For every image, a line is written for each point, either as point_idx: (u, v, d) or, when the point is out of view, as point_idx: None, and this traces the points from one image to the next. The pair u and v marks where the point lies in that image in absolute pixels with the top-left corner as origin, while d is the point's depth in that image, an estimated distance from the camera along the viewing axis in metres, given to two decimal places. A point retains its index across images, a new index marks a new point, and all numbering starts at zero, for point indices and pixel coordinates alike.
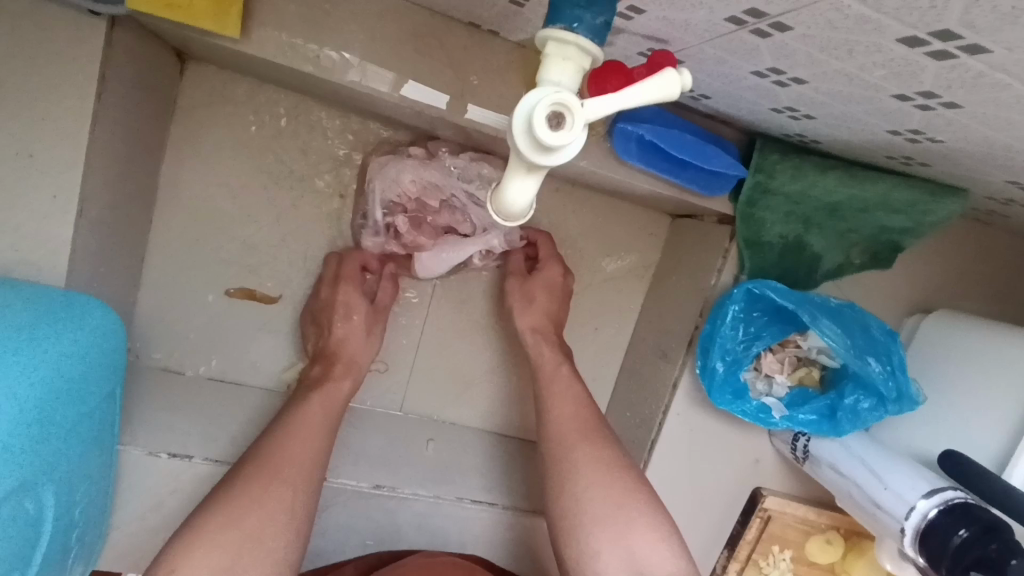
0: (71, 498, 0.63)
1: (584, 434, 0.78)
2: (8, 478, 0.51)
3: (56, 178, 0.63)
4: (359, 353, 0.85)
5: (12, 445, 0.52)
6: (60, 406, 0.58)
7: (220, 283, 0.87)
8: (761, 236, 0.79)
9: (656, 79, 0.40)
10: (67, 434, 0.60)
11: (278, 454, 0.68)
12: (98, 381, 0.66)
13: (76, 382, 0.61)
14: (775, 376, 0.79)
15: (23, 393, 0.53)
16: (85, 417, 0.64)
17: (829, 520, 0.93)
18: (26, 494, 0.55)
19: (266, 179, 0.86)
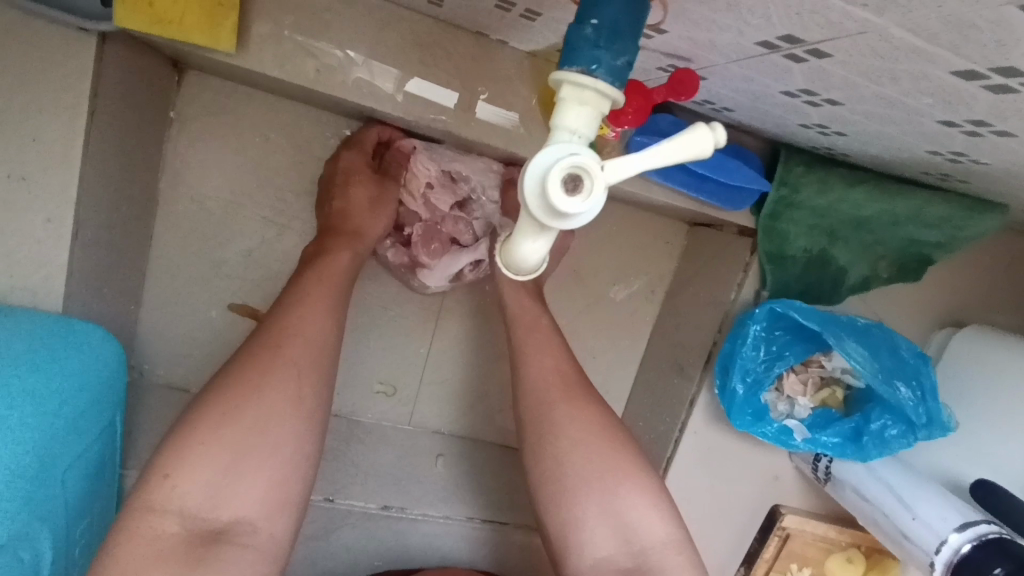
0: (72, 535, 0.60)
1: (570, 389, 0.69)
2: (4, 530, 0.49)
3: (49, 201, 0.60)
4: (366, 226, 0.75)
5: (6, 494, 0.49)
6: (56, 445, 0.56)
7: (224, 298, 0.85)
8: (783, 250, 0.75)
9: (684, 138, 0.36)
10: (65, 473, 0.58)
11: (280, 330, 0.59)
12: (97, 410, 0.64)
13: (73, 415, 0.59)
14: (798, 398, 0.76)
15: (16, 438, 0.50)
16: (84, 450, 0.62)
17: (850, 538, 0.91)
18: (24, 543, 0.52)
19: (268, 190, 0.83)
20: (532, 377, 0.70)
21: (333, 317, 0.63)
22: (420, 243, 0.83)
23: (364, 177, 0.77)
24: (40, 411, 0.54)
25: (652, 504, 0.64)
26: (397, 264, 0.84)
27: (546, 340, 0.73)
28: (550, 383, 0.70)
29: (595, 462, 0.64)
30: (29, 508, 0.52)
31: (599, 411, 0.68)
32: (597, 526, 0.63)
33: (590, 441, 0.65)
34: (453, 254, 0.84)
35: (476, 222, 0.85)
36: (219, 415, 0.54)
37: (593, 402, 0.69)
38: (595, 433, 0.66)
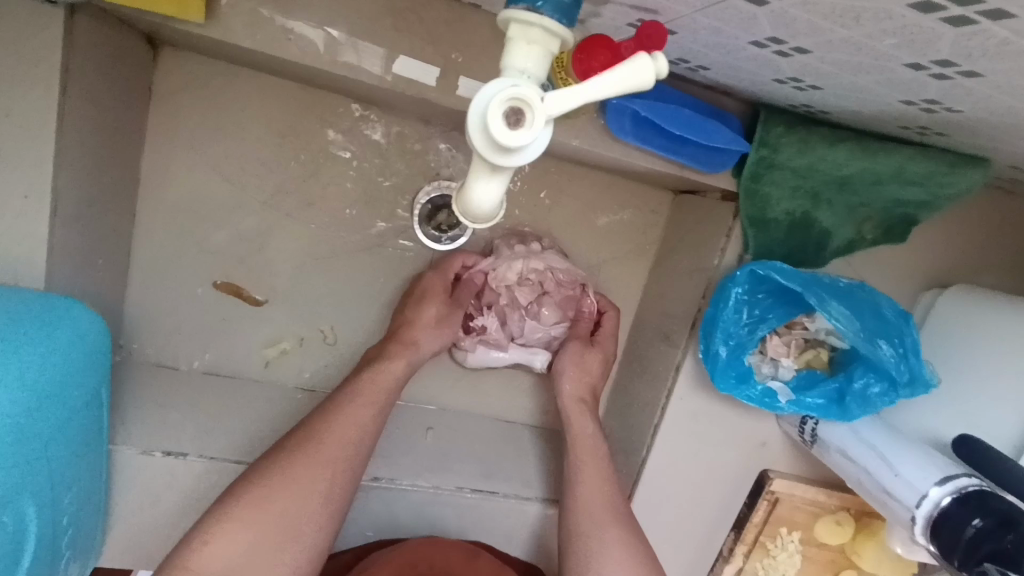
0: (54, 504, 0.60)
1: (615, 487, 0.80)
2: None
3: (26, 177, 0.61)
4: (421, 339, 0.83)
5: None
6: (40, 412, 0.56)
7: (208, 275, 0.85)
8: (766, 214, 0.76)
9: (623, 69, 0.37)
10: (49, 437, 0.58)
11: (327, 431, 0.70)
12: (85, 380, 0.64)
13: (36, 391, 0.56)
14: (781, 359, 0.76)
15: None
16: (56, 426, 0.59)
17: (839, 501, 0.92)
18: (8, 506, 0.52)
19: (249, 167, 0.83)
20: (579, 490, 0.79)
21: (377, 421, 0.74)
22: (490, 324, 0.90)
23: (436, 298, 0.85)
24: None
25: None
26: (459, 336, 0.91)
27: (591, 446, 0.83)
28: (597, 503, 0.78)
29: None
30: (7, 480, 0.52)
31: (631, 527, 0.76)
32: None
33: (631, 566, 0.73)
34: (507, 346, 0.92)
35: (529, 325, 0.91)
36: (257, 496, 0.64)
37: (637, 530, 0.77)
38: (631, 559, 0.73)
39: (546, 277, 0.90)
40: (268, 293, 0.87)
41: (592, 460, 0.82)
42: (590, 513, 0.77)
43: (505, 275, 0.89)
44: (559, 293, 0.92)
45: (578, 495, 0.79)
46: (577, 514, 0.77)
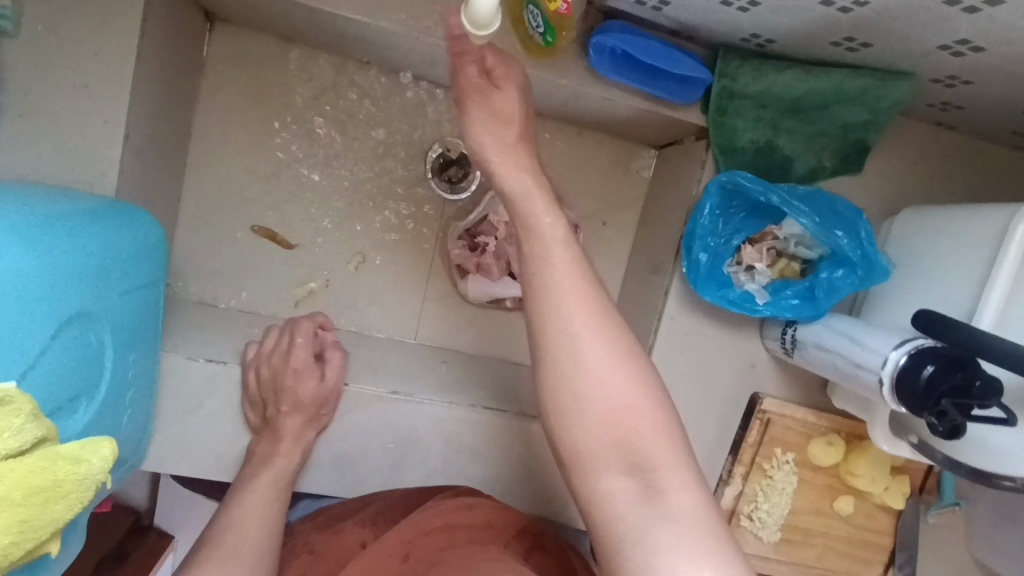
0: (118, 400, 0.66)
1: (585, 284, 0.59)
2: (75, 303, 0.56)
3: (105, 106, 0.73)
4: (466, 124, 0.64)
5: (79, 278, 0.57)
6: (116, 271, 0.64)
7: (247, 222, 0.97)
8: (733, 142, 0.87)
9: None
10: (122, 296, 0.65)
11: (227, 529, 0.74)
12: (151, 270, 0.73)
13: (115, 283, 0.64)
14: (756, 266, 0.85)
15: (86, 246, 0.58)
16: (127, 321, 0.67)
17: (829, 423, 0.98)
18: (90, 330, 0.59)
19: (283, 127, 0.96)
20: (539, 297, 0.58)
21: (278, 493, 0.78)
22: (490, 255, 0.98)
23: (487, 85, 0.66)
24: (87, 261, 0.58)
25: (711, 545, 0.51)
26: (458, 260, 0.99)
27: (560, 236, 0.60)
28: (572, 307, 0.58)
29: (642, 424, 0.55)
30: (94, 310, 0.59)
31: (624, 337, 0.59)
32: (609, 478, 0.54)
33: (627, 392, 0.56)
34: (506, 281, 1.00)
35: None
36: None
37: (628, 337, 0.59)
38: (626, 378, 0.57)
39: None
40: (298, 240, 0.98)
41: (561, 269, 0.59)
42: (568, 325, 0.57)
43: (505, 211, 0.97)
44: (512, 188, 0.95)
45: (545, 314, 0.58)
46: (549, 332, 0.57)
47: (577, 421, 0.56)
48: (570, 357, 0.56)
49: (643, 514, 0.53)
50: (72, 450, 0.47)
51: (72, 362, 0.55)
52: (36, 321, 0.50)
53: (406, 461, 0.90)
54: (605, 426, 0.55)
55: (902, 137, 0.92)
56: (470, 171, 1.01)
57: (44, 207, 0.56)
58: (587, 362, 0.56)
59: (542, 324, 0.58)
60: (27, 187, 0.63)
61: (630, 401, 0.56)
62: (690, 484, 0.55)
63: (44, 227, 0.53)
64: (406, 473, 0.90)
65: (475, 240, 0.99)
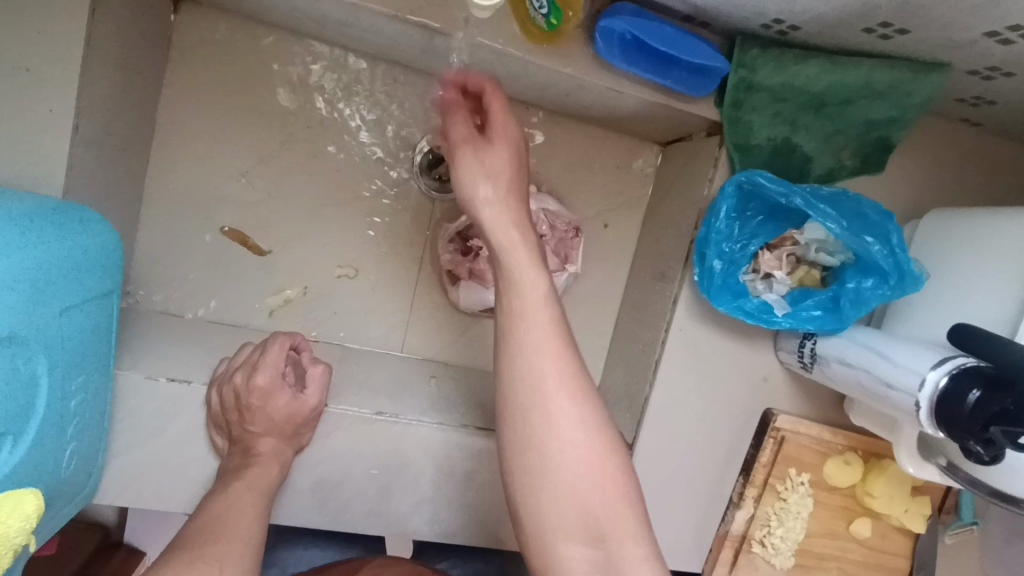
0: (60, 433, 0.58)
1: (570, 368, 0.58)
2: (1, 325, 0.48)
3: (50, 91, 0.64)
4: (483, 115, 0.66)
5: (7, 295, 0.48)
6: (58, 283, 0.56)
7: (217, 224, 0.88)
8: (749, 139, 0.80)
9: None
10: (65, 313, 0.57)
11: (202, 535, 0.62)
12: (105, 282, 0.65)
13: (54, 296, 0.55)
14: (775, 274, 0.78)
15: (20, 254, 0.50)
16: (69, 339, 0.58)
17: (846, 441, 0.91)
18: (22, 355, 0.50)
19: (257, 119, 0.87)
20: (529, 393, 0.57)
21: (263, 514, 0.68)
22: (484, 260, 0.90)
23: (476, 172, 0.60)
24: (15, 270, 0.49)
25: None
26: (450, 265, 0.91)
27: (546, 317, 0.59)
28: (553, 398, 0.57)
29: (611, 502, 0.56)
30: (27, 331, 0.51)
31: (598, 430, 0.58)
32: (571, 558, 0.55)
33: (600, 479, 0.56)
34: None
35: None
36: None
37: (600, 413, 0.58)
38: (598, 468, 0.57)
39: (540, 219, 0.92)
40: (273, 243, 0.90)
41: (540, 326, 0.59)
42: (545, 410, 0.57)
43: None
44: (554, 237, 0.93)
45: (523, 414, 0.57)
46: (524, 418, 0.56)
47: (547, 520, 0.55)
48: (550, 465, 0.56)
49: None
50: None
51: None
52: None
53: (392, 487, 0.82)
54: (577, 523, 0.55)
55: (927, 135, 0.86)
56: None
57: None
58: (569, 461, 0.56)
59: (518, 400, 0.57)
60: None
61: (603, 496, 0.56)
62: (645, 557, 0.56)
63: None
64: (391, 500, 0.82)
65: (468, 243, 0.91)
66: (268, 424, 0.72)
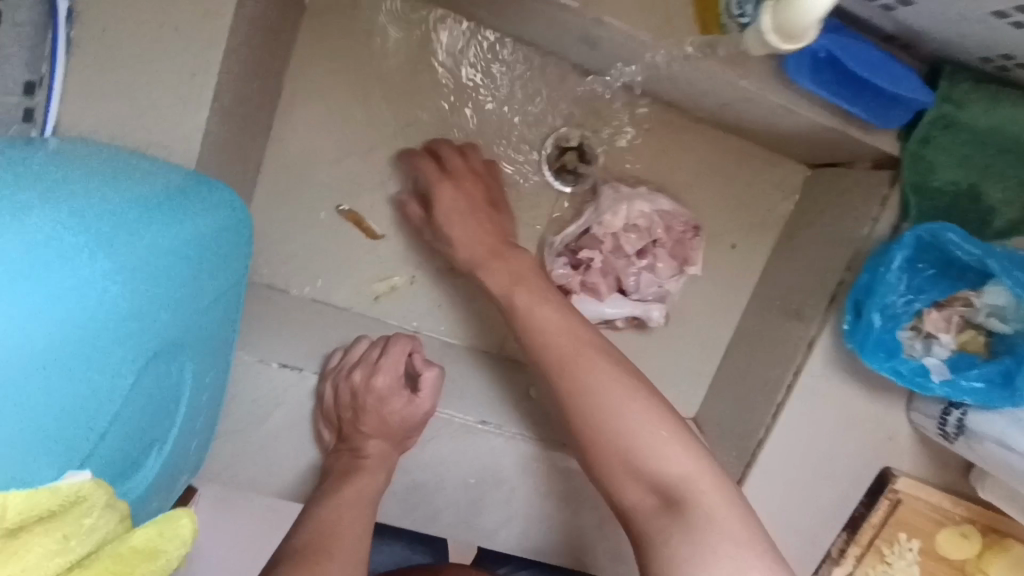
0: (196, 418, 0.60)
1: (584, 341, 0.68)
2: (149, 342, 0.49)
3: (196, 55, 0.61)
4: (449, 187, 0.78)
5: (150, 308, 0.49)
6: (196, 272, 0.55)
7: (331, 200, 0.84)
8: (930, 181, 0.71)
9: None
10: (205, 302, 0.57)
11: (317, 542, 0.60)
12: (240, 255, 0.63)
13: (201, 293, 0.56)
14: (939, 336, 0.71)
15: (156, 261, 0.50)
16: (211, 335, 0.59)
17: (965, 512, 0.84)
18: (167, 361, 0.52)
19: (383, 94, 0.82)
20: (559, 350, 0.68)
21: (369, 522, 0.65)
22: (597, 271, 0.85)
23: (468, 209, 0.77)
24: (140, 265, 0.48)
25: (768, 562, 0.56)
26: (562, 281, 0.85)
27: (553, 318, 0.70)
28: (583, 352, 0.67)
29: (659, 433, 0.62)
30: (170, 336, 0.52)
31: (641, 384, 0.66)
32: (630, 491, 0.62)
33: (651, 416, 0.63)
34: (615, 298, 0.86)
35: (641, 275, 0.85)
36: None
37: (647, 384, 0.66)
38: (653, 408, 0.64)
39: (655, 222, 0.85)
40: (385, 227, 0.85)
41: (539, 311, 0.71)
42: (586, 368, 0.66)
43: (613, 221, 0.83)
44: (672, 241, 0.85)
45: (565, 363, 0.67)
46: (566, 370, 0.67)
47: (604, 449, 0.63)
48: (595, 400, 0.65)
49: (682, 521, 0.58)
50: (146, 543, 0.37)
51: (138, 408, 0.49)
52: (92, 381, 0.44)
53: (487, 499, 0.78)
54: (633, 455, 0.62)
55: None
56: (589, 162, 0.88)
57: (96, 219, 0.46)
58: (614, 401, 0.64)
59: (554, 357, 0.68)
60: (82, 155, 0.53)
61: (662, 441, 0.62)
62: (752, 523, 0.59)
63: (61, 232, 0.43)
64: (483, 511, 0.79)
65: (578, 256, 0.85)
66: (380, 426, 0.70)
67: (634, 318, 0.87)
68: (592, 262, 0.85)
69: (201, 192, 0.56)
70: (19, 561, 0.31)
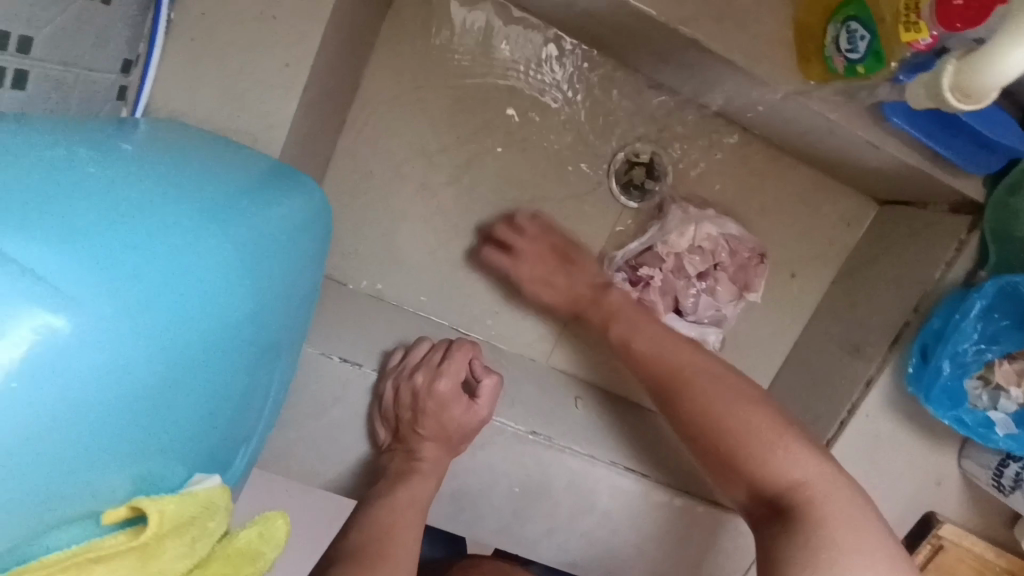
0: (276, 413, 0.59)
1: (700, 357, 0.70)
2: (247, 346, 0.47)
3: (293, 45, 0.61)
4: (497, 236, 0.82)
5: (253, 311, 0.47)
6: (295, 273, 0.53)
7: (396, 197, 0.84)
8: (1013, 230, 0.68)
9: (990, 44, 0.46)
10: (298, 301, 0.55)
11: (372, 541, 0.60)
12: (327, 250, 0.61)
13: (301, 287, 0.55)
14: (1010, 388, 0.69)
15: (264, 260, 0.48)
16: (308, 324, 0.60)
17: (1008, 564, 0.83)
18: (261, 363, 0.50)
19: (458, 95, 0.82)
20: (669, 367, 0.70)
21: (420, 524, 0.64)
22: (656, 290, 0.83)
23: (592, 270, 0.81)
24: (267, 261, 0.48)
25: (891, 566, 0.52)
26: None
27: (658, 333, 0.73)
28: (698, 368, 0.69)
29: (762, 420, 0.63)
30: (265, 339, 0.50)
31: (748, 387, 0.67)
32: (778, 480, 0.59)
33: (760, 413, 0.64)
34: (670, 318, 0.84)
35: (700, 297, 0.84)
36: None
37: (753, 386, 0.67)
38: (767, 411, 0.64)
39: (720, 246, 0.84)
40: (447, 227, 0.85)
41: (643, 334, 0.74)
42: (696, 374, 0.68)
43: (678, 242, 0.83)
44: (734, 266, 0.84)
45: (676, 372, 0.69)
46: (686, 379, 0.68)
47: (736, 443, 0.62)
48: (704, 402, 0.66)
49: (790, 527, 0.56)
50: (247, 546, 0.41)
51: (231, 414, 0.47)
52: (192, 389, 0.42)
53: (530, 509, 0.78)
54: (764, 449, 0.61)
55: None
56: (657, 179, 0.87)
57: (204, 214, 0.44)
58: (717, 397, 0.66)
59: (675, 371, 0.70)
60: (207, 145, 0.54)
61: (771, 431, 0.62)
62: (879, 527, 0.55)
63: (182, 229, 0.42)
64: (524, 521, 0.79)
65: (637, 273, 0.84)
66: (438, 431, 0.69)
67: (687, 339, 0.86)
68: (652, 280, 0.83)
69: (296, 185, 0.56)
70: (159, 562, 0.37)
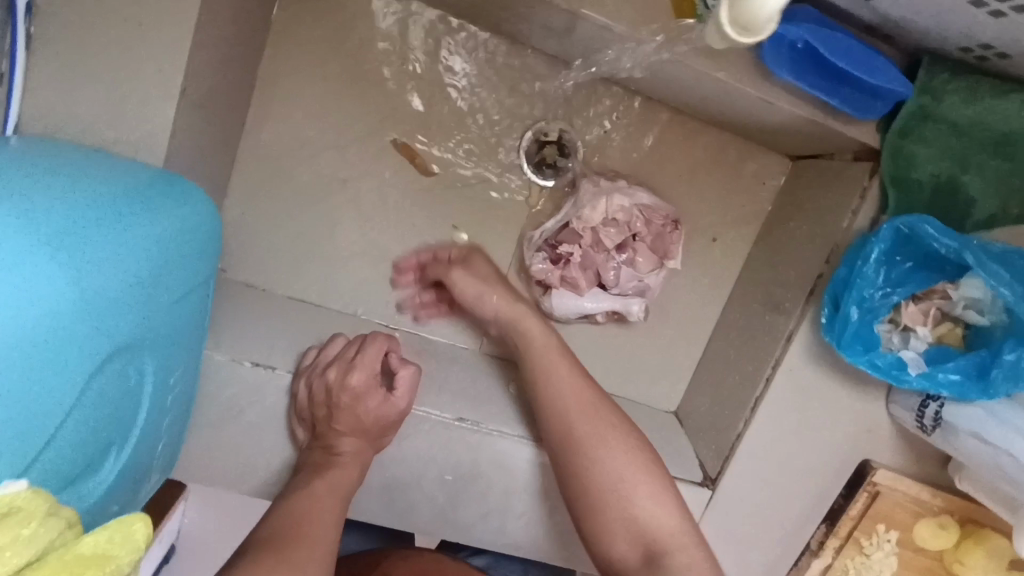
0: (157, 423, 0.58)
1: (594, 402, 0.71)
2: (87, 350, 0.43)
3: (164, 50, 0.59)
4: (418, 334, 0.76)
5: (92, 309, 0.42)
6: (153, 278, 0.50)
7: (309, 195, 0.83)
8: (909, 172, 0.70)
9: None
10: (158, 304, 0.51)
11: (283, 538, 0.59)
12: (199, 258, 0.58)
13: (161, 292, 0.52)
14: (916, 328, 0.71)
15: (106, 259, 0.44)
16: (180, 332, 0.57)
17: (944, 503, 0.84)
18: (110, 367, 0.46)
19: (361, 87, 0.82)
20: (563, 424, 0.70)
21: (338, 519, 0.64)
22: (577, 266, 0.83)
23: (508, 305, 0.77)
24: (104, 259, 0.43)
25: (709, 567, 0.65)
26: (540, 275, 0.84)
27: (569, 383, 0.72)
28: (573, 406, 0.70)
29: (650, 487, 0.68)
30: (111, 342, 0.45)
31: (635, 439, 0.70)
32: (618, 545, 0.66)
33: (654, 495, 0.67)
34: (595, 293, 0.85)
35: (620, 269, 0.84)
36: None
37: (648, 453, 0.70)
38: (644, 478, 0.68)
39: (634, 216, 0.84)
40: (364, 221, 0.84)
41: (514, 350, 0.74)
42: (572, 430, 0.69)
43: (591, 215, 0.82)
44: (652, 235, 0.85)
45: (563, 420, 0.70)
46: (570, 427, 0.70)
47: (596, 499, 0.67)
48: (613, 482, 0.67)
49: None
50: (95, 549, 0.37)
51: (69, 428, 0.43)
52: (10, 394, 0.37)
53: (462, 497, 0.77)
54: (620, 502, 0.67)
55: None
56: (568, 155, 0.87)
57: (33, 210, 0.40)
58: (601, 455, 0.68)
59: (554, 418, 0.71)
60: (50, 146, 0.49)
61: (649, 500, 0.67)
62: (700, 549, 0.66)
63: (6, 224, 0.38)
64: (459, 507, 0.78)
65: (557, 251, 0.84)
66: (354, 425, 0.69)
67: (613, 312, 0.86)
68: (571, 257, 0.83)
69: (163, 192, 0.53)
70: None
